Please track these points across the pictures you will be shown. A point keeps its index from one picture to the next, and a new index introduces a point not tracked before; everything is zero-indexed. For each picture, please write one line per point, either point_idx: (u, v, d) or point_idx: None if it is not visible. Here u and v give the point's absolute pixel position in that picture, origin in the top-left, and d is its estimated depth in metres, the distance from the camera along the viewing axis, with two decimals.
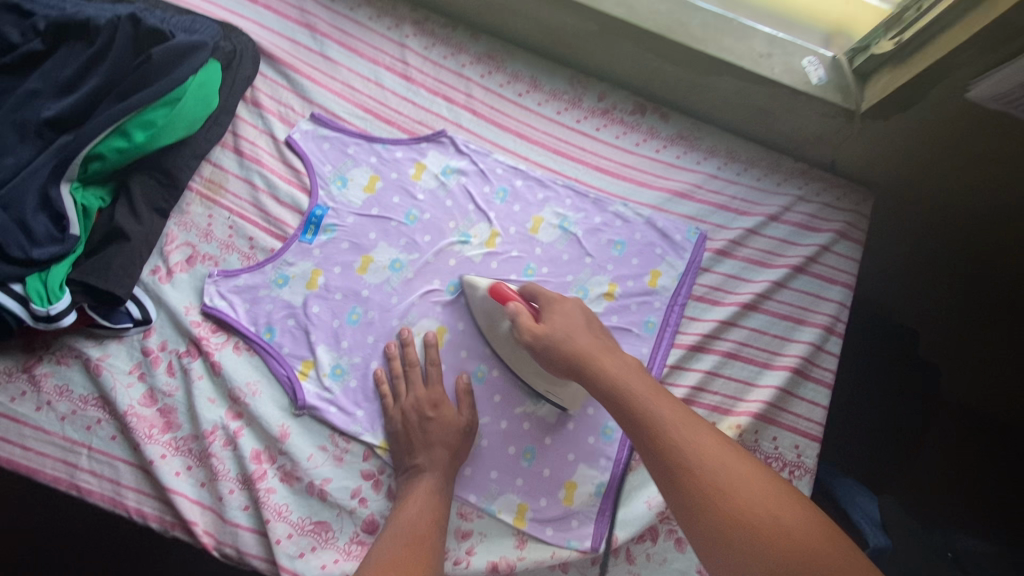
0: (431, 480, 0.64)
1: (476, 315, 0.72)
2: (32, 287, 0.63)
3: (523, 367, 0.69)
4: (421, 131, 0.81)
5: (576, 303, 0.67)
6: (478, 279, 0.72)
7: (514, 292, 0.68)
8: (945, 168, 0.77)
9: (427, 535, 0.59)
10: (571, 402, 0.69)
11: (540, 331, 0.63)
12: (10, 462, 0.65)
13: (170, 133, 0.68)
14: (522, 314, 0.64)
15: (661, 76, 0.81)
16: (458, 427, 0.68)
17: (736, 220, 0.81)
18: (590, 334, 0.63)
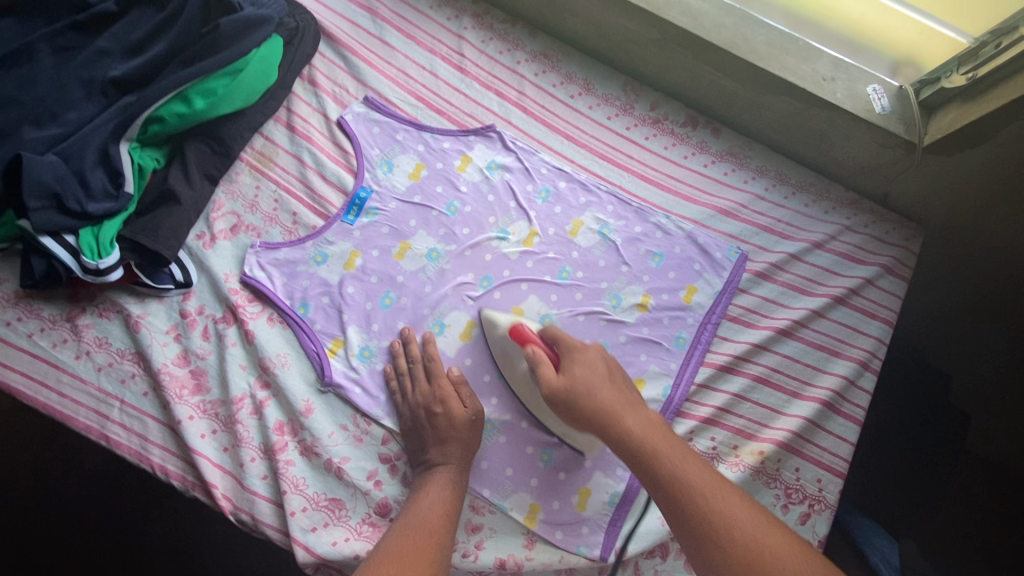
0: (448, 473, 0.64)
1: (494, 348, 0.71)
2: (84, 240, 0.64)
3: (539, 408, 0.69)
4: (471, 123, 0.81)
5: (598, 351, 0.65)
6: (498, 317, 0.71)
7: (535, 335, 0.67)
8: (1004, 214, 0.75)
9: (437, 529, 0.58)
10: (587, 447, 0.68)
11: (560, 386, 0.61)
12: (45, 406, 0.67)
13: (228, 103, 0.69)
14: (542, 363, 0.63)
15: (718, 90, 0.79)
16: (465, 419, 0.66)
17: (779, 244, 0.79)
18: (614, 389, 0.61)
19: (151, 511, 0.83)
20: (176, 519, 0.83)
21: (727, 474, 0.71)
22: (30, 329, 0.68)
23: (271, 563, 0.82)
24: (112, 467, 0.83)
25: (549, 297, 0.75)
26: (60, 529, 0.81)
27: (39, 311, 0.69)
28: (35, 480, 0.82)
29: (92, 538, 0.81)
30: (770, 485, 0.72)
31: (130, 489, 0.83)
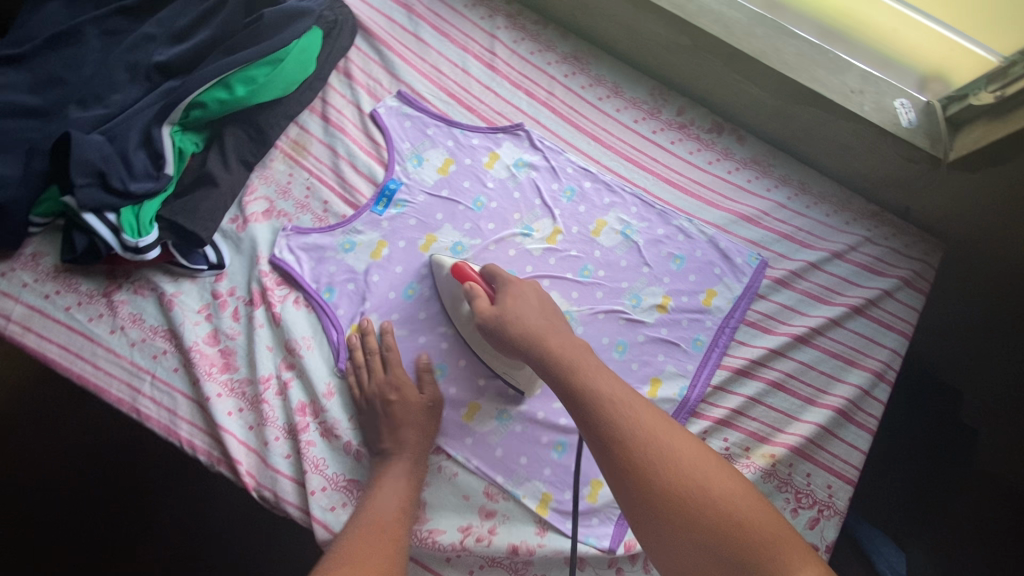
0: (402, 463, 0.65)
1: (442, 291, 0.74)
2: (125, 218, 0.66)
3: (481, 348, 0.71)
4: (500, 121, 0.82)
5: (533, 287, 0.69)
6: (444, 257, 0.74)
7: (475, 272, 0.70)
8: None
9: (395, 531, 0.59)
10: (528, 384, 0.71)
11: (490, 313, 0.65)
12: (80, 377, 0.69)
13: (268, 91, 0.71)
14: (478, 297, 0.66)
15: (745, 98, 0.81)
16: (422, 405, 0.69)
17: (799, 252, 0.80)
18: (543, 317, 0.64)
19: (164, 487, 0.86)
20: (186, 496, 0.85)
21: None
22: (68, 303, 0.71)
23: (274, 544, 0.84)
24: (130, 442, 0.87)
25: (570, 294, 0.76)
26: (78, 499, 0.85)
27: (77, 285, 0.71)
28: (60, 451, 0.86)
29: (106, 510, 0.85)
30: (781, 488, 0.72)
31: (146, 465, 0.86)
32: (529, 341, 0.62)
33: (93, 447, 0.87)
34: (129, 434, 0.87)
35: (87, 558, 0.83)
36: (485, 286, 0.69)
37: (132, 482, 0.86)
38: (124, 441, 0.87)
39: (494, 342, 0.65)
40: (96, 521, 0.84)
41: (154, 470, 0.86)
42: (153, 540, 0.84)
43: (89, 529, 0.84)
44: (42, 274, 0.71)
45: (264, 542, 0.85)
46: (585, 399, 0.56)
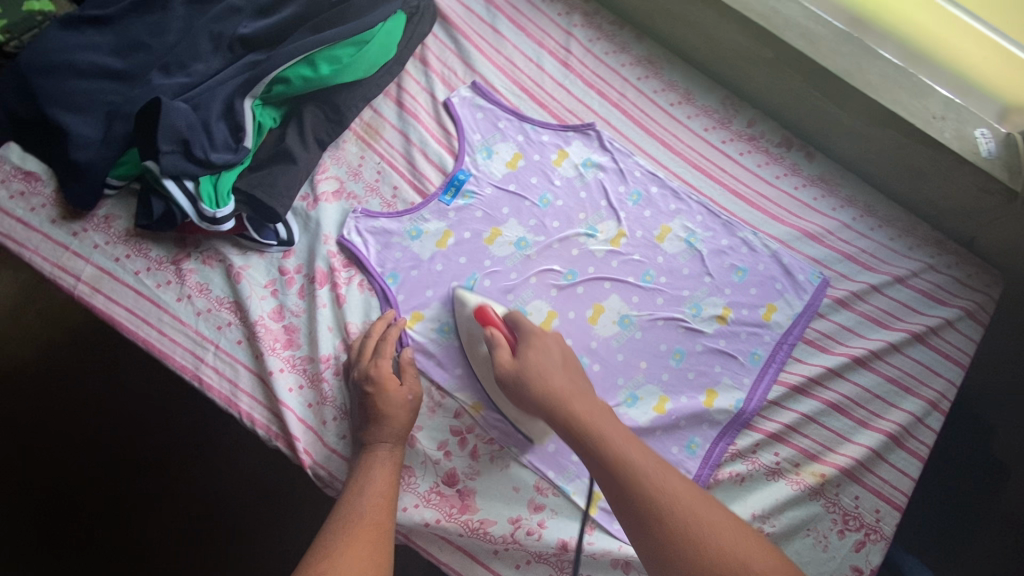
0: (385, 452, 0.63)
1: (460, 328, 0.72)
2: (203, 187, 0.66)
3: (498, 396, 0.70)
4: (571, 120, 0.82)
5: (554, 338, 0.67)
6: (467, 295, 0.72)
7: (498, 316, 0.69)
8: None
9: (377, 522, 0.57)
10: (540, 435, 0.71)
11: (513, 368, 0.64)
12: (146, 342, 0.69)
13: (351, 72, 0.71)
14: (499, 346, 0.66)
15: (819, 115, 0.80)
16: (402, 400, 0.65)
17: (861, 274, 0.80)
18: (567, 376, 0.64)
19: (191, 464, 0.95)
20: (208, 476, 0.94)
21: (789, 491, 0.71)
22: (137, 267, 0.71)
23: (282, 533, 0.92)
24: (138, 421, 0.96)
25: (630, 297, 0.76)
26: (110, 462, 0.94)
27: (147, 250, 0.72)
28: (95, 413, 0.96)
29: (138, 476, 0.94)
30: (829, 508, 0.72)
31: (177, 443, 0.95)
32: (541, 393, 0.62)
33: (131, 419, 0.96)
34: (164, 411, 0.96)
35: (117, 517, 0.92)
36: (505, 332, 0.68)
37: (162, 456, 0.95)
38: (159, 418, 0.96)
39: (515, 398, 0.65)
40: (127, 485, 0.94)
41: (184, 448, 0.95)
42: (176, 510, 0.93)
43: (123, 491, 0.93)
44: (113, 238, 0.72)
45: (274, 528, 0.93)
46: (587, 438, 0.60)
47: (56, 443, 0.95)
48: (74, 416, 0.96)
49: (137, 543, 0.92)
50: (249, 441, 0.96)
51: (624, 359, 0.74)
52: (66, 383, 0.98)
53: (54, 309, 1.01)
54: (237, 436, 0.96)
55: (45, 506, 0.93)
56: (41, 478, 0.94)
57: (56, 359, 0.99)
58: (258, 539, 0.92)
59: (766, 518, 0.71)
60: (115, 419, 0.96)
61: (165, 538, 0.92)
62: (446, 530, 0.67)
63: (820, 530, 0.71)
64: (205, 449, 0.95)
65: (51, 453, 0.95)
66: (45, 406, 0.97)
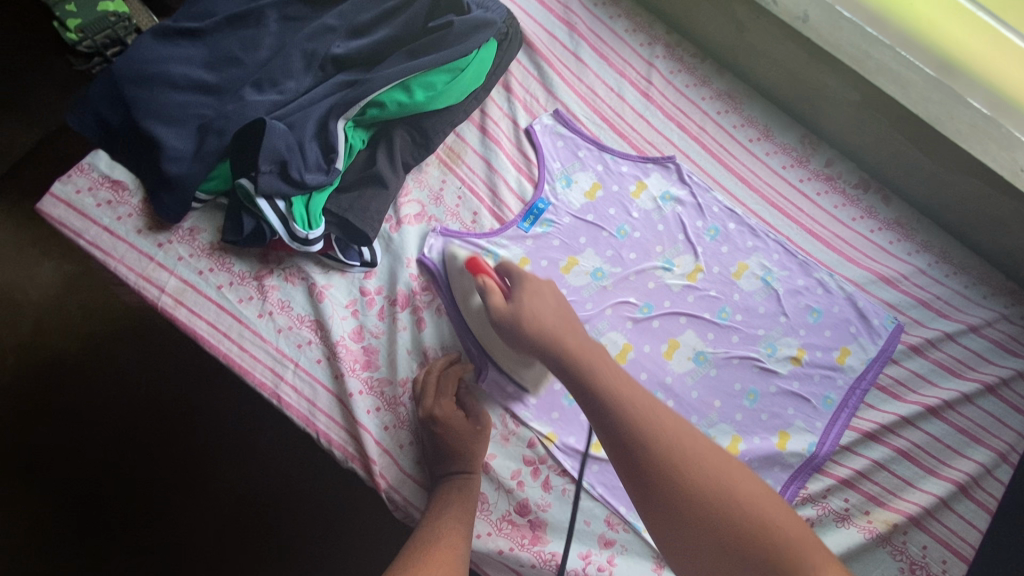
0: (460, 481, 0.63)
1: (455, 287, 0.72)
2: (296, 208, 0.67)
3: (491, 344, 0.70)
4: (650, 151, 0.82)
5: (550, 286, 0.65)
6: (459, 250, 0.73)
7: (489, 267, 0.67)
8: None
9: (454, 545, 0.57)
10: (535, 382, 0.71)
11: (504, 312, 0.61)
12: (226, 357, 0.70)
13: (444, 98, 0.71)
14: (492, 293, 0.63)
15: (901, 159, 0.80)
16: (470, 430, 0.67)
17: (935, 320, 0.80)
18: (560, 317, 0.61)
19: (218, 462, 0.99)
20: (234, 475, 0.99)
21: (859, 538, 0.71)
22: (220, 281, 0.71)
23: (301, 535, 0.96)
24: (170, 417, 1.01)
25: (705, 334, 0.76)
26: (144, 456, 0.99)
27: (230, 265, 0.72)
28: (130, 407, 1.02)
29: (170, 470, 0.99)
30: (896, 556, 0.71)
31: (206, 441, 1.00)
32: (536, 332, 0.59)
33: (164, 414, 1.01)
34: (194, 409, 1.01)
35: (147, 509, 0.97)
36: (498, 280, 0.67)
37: (192, 452, 0.99)
38: (189, 415, 1.01)
39: (510, 342, 0.62)
40: (157, 479, 0.98)
41: (213, 446, 1.00)
42: (203, 506, 0.97)
43: (154, 484, 0.98)
44: (197, 250, 0.72)
45: (294, 532, 0.96)
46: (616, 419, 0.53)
47: (92, 434, 1.00)
48: (109, 408, 1.01)
49: (165, 534, 0.96)
50: (275, 444, 1.00)
51: (699, 397, 0.74)
52: (102, 376, 1.03)
53: (97, 302, 1.07)
54: (263, 438, 1.00)
55: (79, 492, 0.98)
56: (78, 466, 0.99)
57: (97, 354, 1.04)
58: (278, 539, 0.96)
59: None
60: (148, 413, 1.01)
61: (191, 533, 0.96)
62: (517, 561, 0.67)
63: None
64: (232, 449, 1.00)
65: (86, 442, 1.00)
66: (82, 398, 1.02)
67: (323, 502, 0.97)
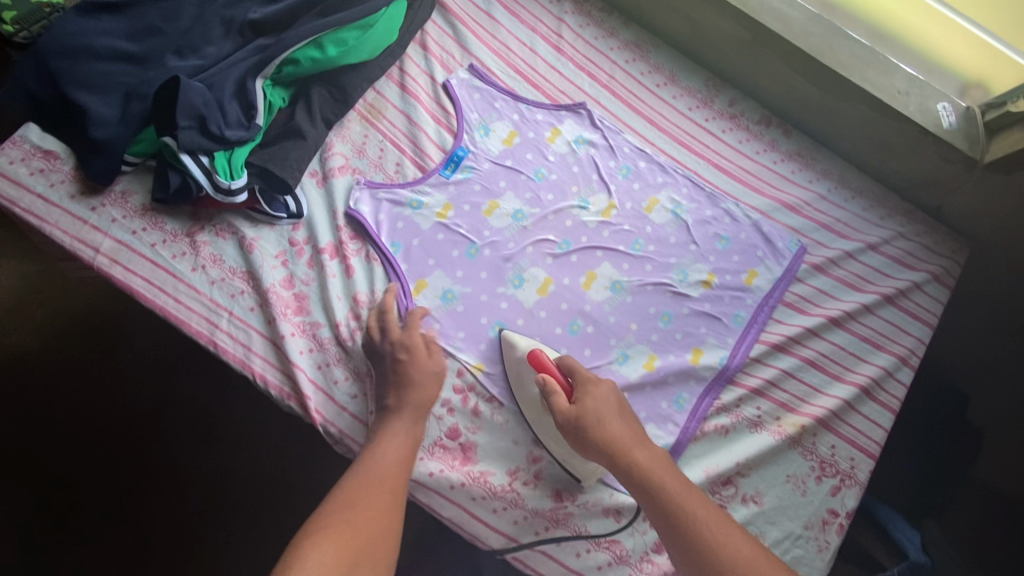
0: (407, 422, 0.68)
1: (510, 374, 0.75)
2: (219, 162, 0.71)
3: (546, 433, 0.73)
4: (562, 99, 0.86)
5: (608, 386, 0.71)
6: (517, 338, 0.75)
7: (551, 362, 0.72)
8: None
9: (394, 489, 0.62)
10: (587, 475, 0.72)
11: (572, 414, 0.67)
12: (162, 310, 0.73)
13: (357, 53, 0.76)
14: (556, 394, 0.69)
15: (795, 93, 0.86)
16: (432, 370, 0.71)
17: (836, 241, 0.85)
18: (622, 421, 0.69)
19: (192, 448, 1.02)
20: (207, 454, 1.02)
21: (771, 440, 0.76)
22: (153, 240, 0.75)
23: (277, 507, 1.00)
24: (139, 404, 1.04)
25: (621, 265, 0.82)
26: (114, 445, 1.01)
27: (162, 223, 0.75)
28: (98, 399, 1.04)
29: (142, 455, 1.01)
30: (806, 456, 0.77)
31: (175, 429, 1.03)
32: (604, 441, 0.66)
33: (134, 407, 1.04)
34: (161, 400, 1.04)
35: (116, 498, 0.99)
36: (560, 378, 0.72)
37: (165, 441, 1.02)
38: (157, 407, 1.04)
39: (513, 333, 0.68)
40: (131, 470, 1.00)
41: (184, 433, 1.03)
42: (174, 492, 1.00)
43: (126, 473, 1.00)
44: (130, 212, 0.75)
45: (264, 511, 1.00)
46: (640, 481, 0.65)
47: (58, 428, 1.02)
48: (76, 403, 1.03)
49: (141, 524, 0.98)
50: (247, 424, 1.04)
51: (617, 321, 0.80)
52: (68, 375, 1.05)
53: (58, 301, 1.09)
54: (230, 425, 1.04)
55: (50, 488, 0.99)
56: (49, 463, 1.00)
57: (62, 351, 1.06)
58: (253, 513, 1.00)
59: (747, 465, 0.76)
60: (119, 408, 1.03)
61: (162, 518, 0.98)
62: (449, 481, 0.72)
63: (799, 476, 0.76)
64: (203, 437, 1.03)
65: (57, 439, 1.01)
66: (49, 397, 1.04)
67: (294, 472, 1.02)
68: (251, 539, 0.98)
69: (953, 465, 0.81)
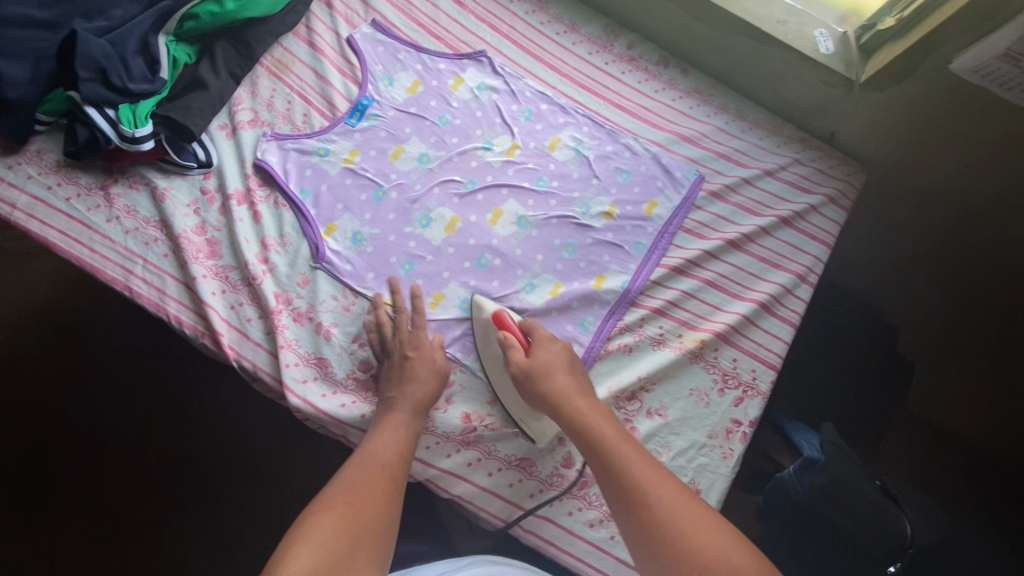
0: (406, 411, 0.68)
1: (477, 335, 0.77)
2: (123, 113, 0.74)
3: (506, 392, 0.75)
4: (464, 49, 0.91)
5: (565, 346, 0.74)
6: (485, 301, 0.78)
7: (513, 322, 0.75)
8: (948, 139, 0.83)
9: (392, 474, 0.62)
10: (540, 436, 0.74)
11: (526, 365, 0.70)
12: (78, 260, 0.76)
13: (255, 8, 0.81)
14: (513, 347, 0.71)
15: (685, 31, 0.91)
16: (435, 369, 0.72)
17: (733, 169, 0.89)
18: (572, 375, 0.71)
19: (155, 429, 1.03)
20: (170, 435, 1.03)
21: (673, 355, 0.80)
22: (68, 194, 0.78)
23: (240, 483, 1.01)
24: (99, 389, 1.04)
25: (526, 201, 0.85)
26: (77, 432, 1.02)
27: (77, 178, 0.79)
28: (58, 388, 1.04)
29: (105, 440, 1.02)
30: (708, 370, 0.80)
31: (134, 417, 1.03)
32: (550, 392, 0.68)
33: (95, 392, 1.04)
34: (122, 392, 1.04)
35: (79, 487, 0.99)
36: (520, 336, 0.74)
37: (129, 424, 1.03)
38: (116, 398, 1.04)
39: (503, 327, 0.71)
40: (93, 455, 1.01)
41: (147, 416, 1.04)
42: (138, 475, 1.00)
43: (89, 459, 1.01)
44: (46, 168, 0.78)
45: (230, 488, 1.01)
46: (605, 454, 0.63)
47: (16, 422, 1.02)
48: (35, 401, 1.03)
49: (106, 508, 0.98)
50: (209, 403, 1.05)
51: (523, 253, 0.83)
52: (23, 365, 1.04)
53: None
54: (191, 411, 1.04)
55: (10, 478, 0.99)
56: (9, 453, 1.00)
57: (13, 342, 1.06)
58: (219, 492, 1.01)
59: (650, 380, 0.79)
60: (79, 395, 1.04)
61: (127, 504, 0.99)
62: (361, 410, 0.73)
63: (702, 390, 0.79)
64: (167, 419, 1.04)
65: (17, 429, 1.01)
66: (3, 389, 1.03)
67: (254, 448, 1.03)
68: (218, 517, 0.99)
69: (853, 375, 0.93)
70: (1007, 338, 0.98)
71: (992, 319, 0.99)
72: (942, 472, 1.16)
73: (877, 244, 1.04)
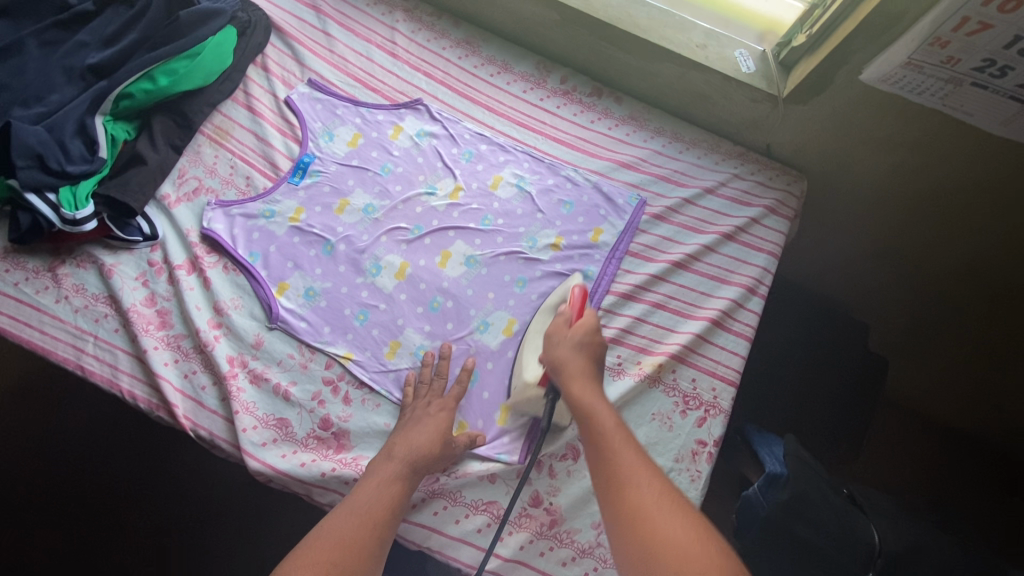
0: (399, 470, 0.65)
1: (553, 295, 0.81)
2: (64, 196, 0.76)
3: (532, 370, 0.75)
4: (401, 99, 0.94)
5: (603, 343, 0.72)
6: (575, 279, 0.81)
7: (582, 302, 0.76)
8: (874, 145, 0.85)
9: (375, 525, 0.59)
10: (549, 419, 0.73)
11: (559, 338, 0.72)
12: (28, 343, 0.76)
13: (188, 81, 0.84)
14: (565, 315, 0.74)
15: (614, 62, 0.94)
16: (443, 432, 0.70)
17: (673, 190, 0.91)
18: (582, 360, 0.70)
19: (135, 500, 1.01)
20: (151, 505, 1.01)
21: (631, 382, 0.79)
22: (16, 279, 0.78)
23: (223, 547, 0.99)
24: (76, 465, 1.03)
25: (473, 241, 0.86)
26: (55, 511, 1.00)
27: (24, 263, 0.79)
28: (32, 468, 1.02)
29: (83, 517, 1.00)
30: (669, 393, 0.80)
31: (110, 489, 1.02)
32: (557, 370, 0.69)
33: (70, 468, 1.02)
34: (100, 464, 1.03)
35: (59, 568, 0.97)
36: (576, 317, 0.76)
37: (108, 497, 1.01)
38: (91, 475, 1.02)
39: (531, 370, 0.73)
40: (72, 533, 0.99)
41: (127, 487, 1.02)
42: (118, 550, 0.98)
43: (68, 539, 0.98)
44: None
45: (212, 555, 0.99)
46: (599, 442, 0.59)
47: None
48: (10, 484, 1.01)
49: None
50: (190, 465, 1.04)
51: (474, 293, 0.83)
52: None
53: None
54: (170, 478, 1.03)
55: None
56: None
57: None
58: (203, 558, 0.98)
59: None
60: (55, 472, 1.02)
61: None
62: (319, 469, 0.72)
63: (664, 413, 0.78)
64: (146, 488, 1.02)
65: None
66: None
67: (235, 511, 1.01)
68: None
69: (819, 372, 0.96)
70: (961, 324, 1.01)
71: (945, 306, 1.00)
72: (923, 467, 1.16)
73: (832, 247, 1.05)
